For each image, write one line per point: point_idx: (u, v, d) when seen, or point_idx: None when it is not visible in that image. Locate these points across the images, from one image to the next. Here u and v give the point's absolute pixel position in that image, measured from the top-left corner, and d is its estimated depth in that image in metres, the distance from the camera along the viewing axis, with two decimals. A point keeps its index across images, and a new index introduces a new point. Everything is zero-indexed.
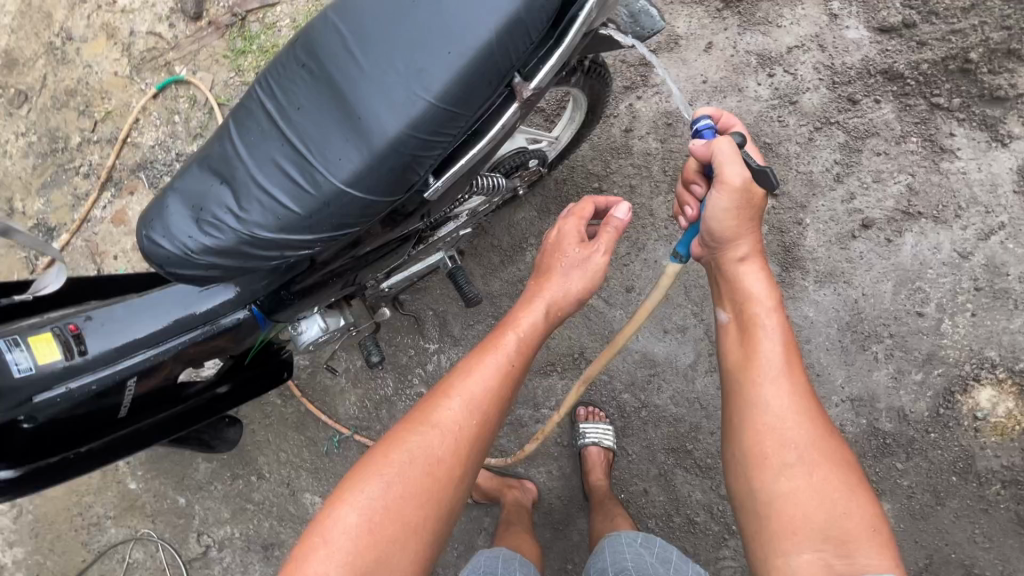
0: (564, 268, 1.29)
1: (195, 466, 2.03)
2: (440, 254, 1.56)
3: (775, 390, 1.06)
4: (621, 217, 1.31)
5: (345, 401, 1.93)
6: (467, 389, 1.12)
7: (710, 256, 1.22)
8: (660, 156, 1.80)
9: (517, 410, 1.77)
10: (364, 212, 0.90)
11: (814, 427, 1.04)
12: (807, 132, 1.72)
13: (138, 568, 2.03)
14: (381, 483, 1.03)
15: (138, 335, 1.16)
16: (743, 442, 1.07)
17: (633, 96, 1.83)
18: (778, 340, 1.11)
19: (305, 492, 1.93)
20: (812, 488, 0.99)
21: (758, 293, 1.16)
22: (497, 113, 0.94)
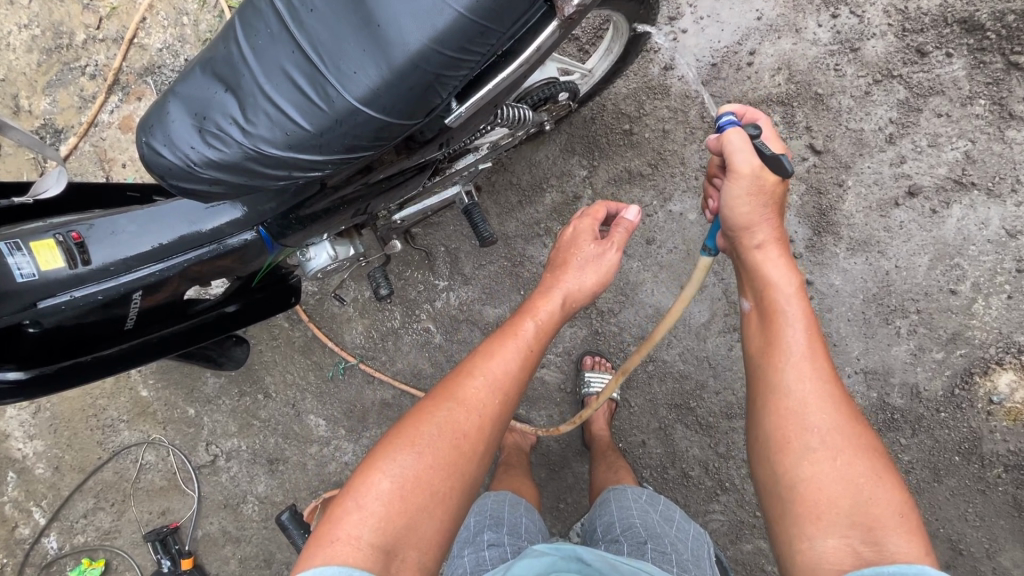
0: (579, 263, 1.36)
1: (204, 380, 2.08)
2: (457, 188, 1.48)
3: (797, 375, 1.04)
4: (633, 214, 1.38)
5: (352, 329, 1.93)
6: (489, 370, 1.17)
7: (729, 241, 1.19)
8: (700, 100, 1.66)
9: None
10: (375, 136, 0.83)
11: (840, 412, 1.01)
12: (864, 84, 1.58)
13: (150, 469, 2.13)
14: (413, 453, 1.07)
15: (142, 249, 1.12)
16: (767, 427, 1.04)
17: (677, 29, 1.66)
18: (801, 329, 1.07)
19: (309, 414, 1.97)
20: (836, 474, 0.96)
21: (778, 281, 1.11)
22: (533, 31, 0.84)
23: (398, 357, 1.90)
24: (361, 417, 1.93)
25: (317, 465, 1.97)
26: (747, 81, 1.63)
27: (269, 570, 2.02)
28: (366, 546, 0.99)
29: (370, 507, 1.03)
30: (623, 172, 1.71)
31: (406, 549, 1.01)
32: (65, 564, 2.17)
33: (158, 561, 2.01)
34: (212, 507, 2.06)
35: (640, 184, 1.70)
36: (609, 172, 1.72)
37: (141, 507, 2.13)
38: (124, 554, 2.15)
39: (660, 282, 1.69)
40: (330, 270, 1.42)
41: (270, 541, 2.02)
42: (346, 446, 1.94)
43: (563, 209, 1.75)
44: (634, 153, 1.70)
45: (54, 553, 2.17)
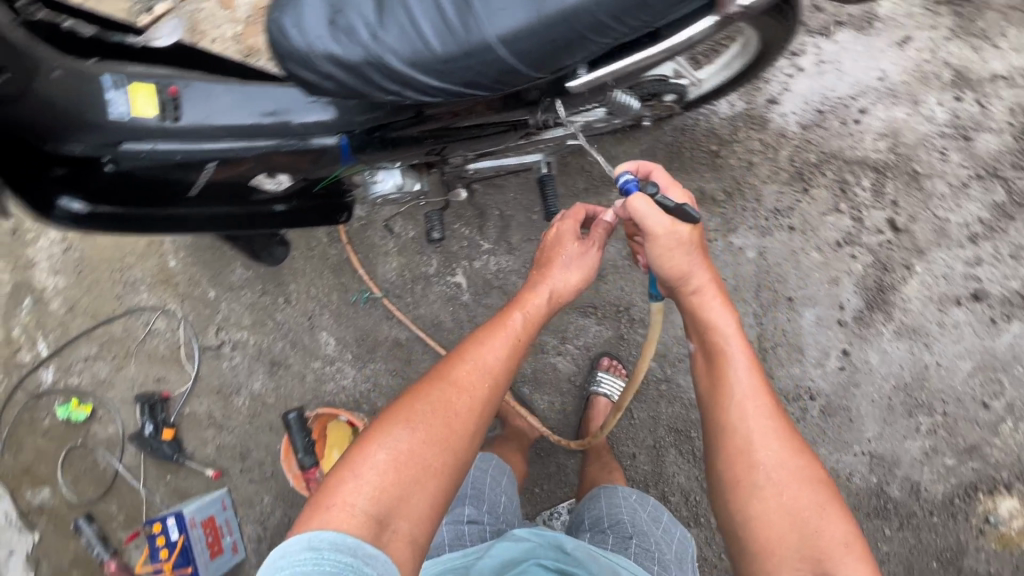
0: (565, 260, 1.34)
1: (231, 268, 2.11)
2: (536, 155, 1.48)
3: (740, 414, 1.05)
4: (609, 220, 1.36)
5: (386, 263, 1.93)
6: (483, 357, 1.18)
7: (668, 286, 1.19)
8: (795, 143, 1.63)
9: (543, 335, 1.78)
10: (497, 79, 0.83)
11: (785, 443, 1.03)
12: (964, 176, 1.53)
13: (156, 335, 2.19)
14: (407, 428, 1.08)
15: (230, 123, 1.13)
16: (718, 467, 1.05)
17: (795, 66, 1.62)
18: (741, 366, 1.09)
19: (322, 331, 1.99)
20: (781, 506, 0.98)
21: (719, 323, 1.13)
22: (686, 20, 0.81)
23: (422, 303, 1.90)
24: (369, 349, 1.94)
25: (314, 381, 1.99)
26: (848, 138, 1.59)
27: (241, 464, 2.07)
28: (361, 513, 0.99)
29: (366, 479, 1.03)
30: (696, 190, 1.69)
31: (397, 519, 1.01)
32: (55, 399, 2.26)
33: (142, 423, 2.09)
34: (204, 389, 2.11)
35: (708, 207, 1.67)
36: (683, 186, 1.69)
37: (139, 368, 2.20)
38: (111, 407, 2.22)
39: None
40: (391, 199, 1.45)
41: (250, 438, 2.07)
42: (348, 371, 1.96)
43: None
44: (713, 175, 1.67)
45: (47, 386, 2.26)
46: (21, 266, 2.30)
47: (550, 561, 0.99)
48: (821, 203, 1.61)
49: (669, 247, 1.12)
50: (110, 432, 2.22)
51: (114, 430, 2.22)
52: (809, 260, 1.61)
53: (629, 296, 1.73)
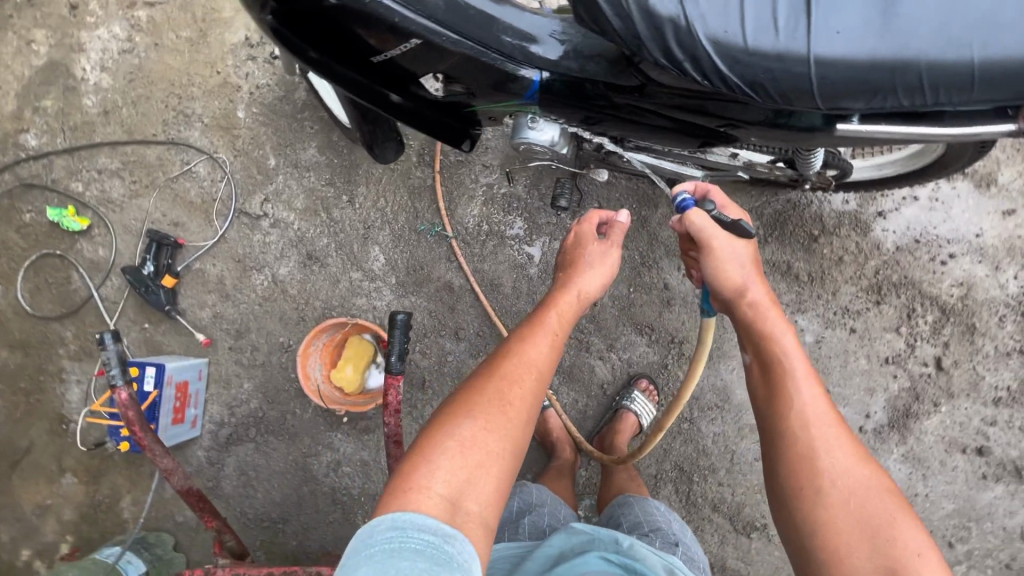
0: (587, 263, 1.36)
1: (302, 145, 1.98)
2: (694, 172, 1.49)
3: (800, 423, 1.08)
4: (621, 221, 1.40)
5: (467, 207, 1.89)
6: (532, 354, 1.15)
7: (727, 300, 1.24)
8: (885, 258, 1.74)
9: (593, 336, 1.80)
10: (784, 92, 0.84)
11: (847, 452, 1.05)
12: (1010, 347, 1.68)
13: (191, 179, 2.02)
14: (469, 417, 1.02)
15: (461, 16, 1.12)
16: (781, 478, 1.07)
17: (911, 192, 1.74)
18: (802, 375, 1.13)
19: (374, 245, 1.91)
20: (849, 515, 0.99)
21: (781, 331, 1.18)
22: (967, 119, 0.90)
23: (488, 259, 1.86)
24: (417, 281, 1.87)
25: (346, 290, 1.90)
26: (931, 273, 1.72)
27: (232, 342, 1.94)
28: (436, 496, 0.92)
29: (438, 466, 0.96)
30: (784, 263, 1.76)
31: (468, 505, 0.94)
32: (49, 198, 2.03)
33: (144, 260, 1.94)
34: (223, 253, 1.97)
35: (789, 283, 1.76)
36: (774, 254, 1.77)
37: (158, 204, 2.02)
38: (108, 230, 2.02)
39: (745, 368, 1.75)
40: (535, 151, 1.44)
41: (252, 320, 1.94)
42: (386, 294, 1.88)
43: None
44: (804, 256, 1.76)
45: (46, 181, 2.04)
46: (68, 47, 2.07)
47: (612, 554, 1.01)
48: (886, 320, 1.72)
49: (731, 256, 1.21)
50: (96, 256, 2.01)
51: (101, 255, 2.01)
52: (855, 364, 1.72)
53: (687, 332, 1.78)
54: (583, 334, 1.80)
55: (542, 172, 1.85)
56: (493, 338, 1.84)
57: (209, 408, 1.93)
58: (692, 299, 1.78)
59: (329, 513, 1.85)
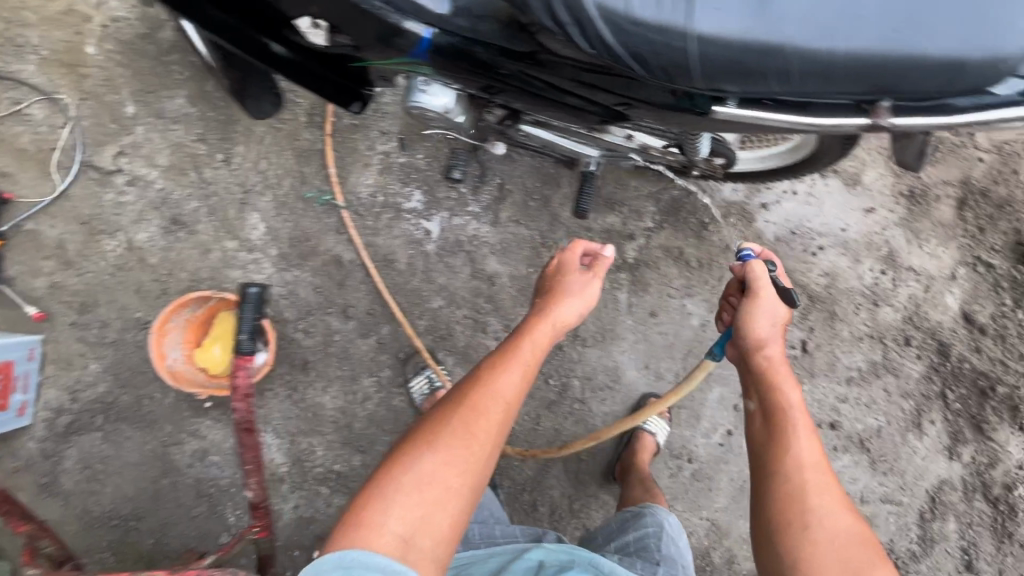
0: (569, 295, 1.30)
1: (168, 93, 1.73)
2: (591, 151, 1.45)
3: (798, 467, 1.13)
4: (608, 256, 1.37)
5: (360, 176, 1.74)
6: (502, 387, 1.10)
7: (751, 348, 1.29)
8: (765, 247, 1.84)
9: (491, 317, 1.75)
10: (663, 67, 0.82)
11: (839, 501, 1.11)
12: (863, 332, 1.87)
13: (24, 122, 1.69)
14: (429, 450, 1.01)
15: None
16: (772, 511, 1.12)
17: (790, 186, 1.86)
18: (800, 426, 1.17)
19: (253, 212, 1.71)
20: (832, 555, 1.05)
21: (787, 381, 1.23)
22: (835, 110, 0.88)
23: (382, 232, 1.74)
24: (301, 254, 1.71)
25: (218, 261, 1.69)
26: (805, 262, 1.85)
27: (75, 317, 1.66)
28: (388, 534, 0.94)
29: (393, 502, 0.97)
30: (676, 249, 1.82)
31: (419, 540, 0.96)
32: None
33: None
34: (62, 212, 1.68)
35: (680, 268, 1.81)
36: (667, 240, 1.81)
37: None
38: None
39: (636, 350, 1.79)
40: (429, 116, 1.34)
41: (101, 291, 1.67)
42: (265, 267, 1.70)
43: (614, 233, 1.80)
44: (695, 243, 1.82)
45: None
46: None
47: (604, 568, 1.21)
48: None
49: (770, 311, 1.27)
50: None
51: None
52: None
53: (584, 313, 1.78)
54: (479, 315, 1.75)
55: (443, 144, 1.76)
56: (384, 317, 1.73)
57: (44, 393, 1.65)
58: None
59: (193, 507, 1.66)
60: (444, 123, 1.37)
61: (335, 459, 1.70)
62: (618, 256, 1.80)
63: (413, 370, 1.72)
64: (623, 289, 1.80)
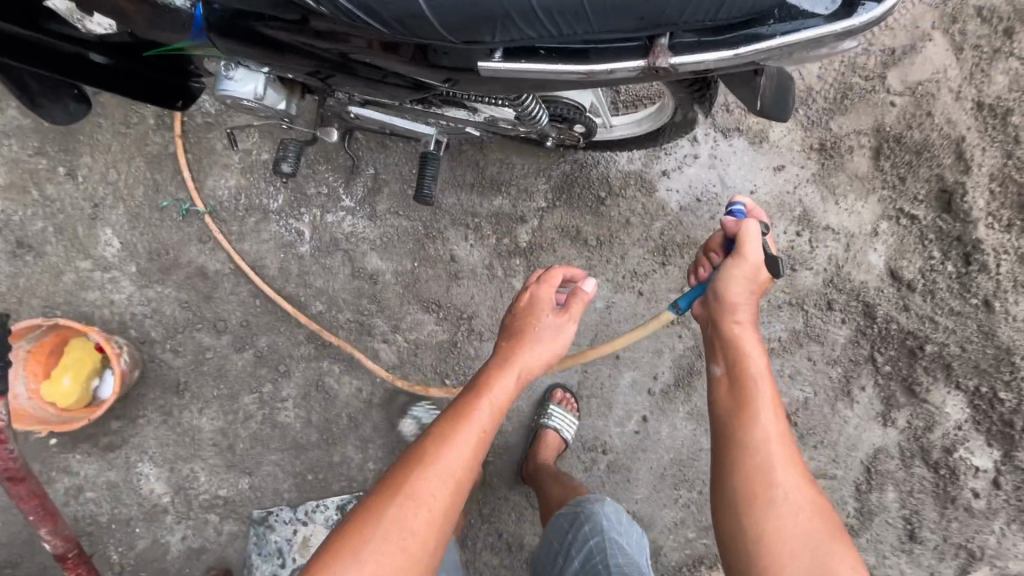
0: (540, 334, 1.20)
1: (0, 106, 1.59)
2: (430, 129, 1.35)
3: (764, 439, 1.06)
4: (589, 290, 1.26)
5: (220, 178, 1.61)
6: (446, 462, 0.99)
7: (725, 319, 1.18)
8: (670, 218, 1.70)
9: (376, 318, 1.63)
10: (399, 18, 0.74)
11: (799, 470, 1.05)
12: (782, 300, 1.76)
13: None
14: (359, 557, 0.90)
15: None
16: (734, 481, 1.05)
17: (692, 150, 1.72)
18: (768, 409, 1.09)
19: (106, 227, 1.58)
20: (799, 529, 1.00)
21: (755, 361, 1.13)
22: (614, 54, 0.77)
23: (249, 237, 1.61)
24: (162, 268, 1.59)
25: (73, 283, 1.57)
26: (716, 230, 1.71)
27: None
28: None
29: None
30: (572, 228, 1.68)
31: None
32: None
33: None
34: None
35: (579, 247, 1.68)
36: (562, 219, 1.68)
37: None
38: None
39: None
40: (249, 106, 1.20)
41: None
42: (124, 285, 1.58)
43: (503, 217, 1.67)
44: (592, 220, 1.69)
45: None
46: None
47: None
48: (671, 280, 1.70)
49: (747, 283, 1.17)
50: None
51: None
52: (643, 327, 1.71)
53: (477, 305, 1.65)
54: (364, 317, 1.63)
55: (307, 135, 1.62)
56: (260, 328, 1.61)
57: None
58: (481, 270, 1.65)
59: None
60: (270, 113, 1.24)
61: (220, 483, 1.59)
62: (509, 240, 1.67)
63: (297, 381, 1.61)
64: (519, 276, 1.66)
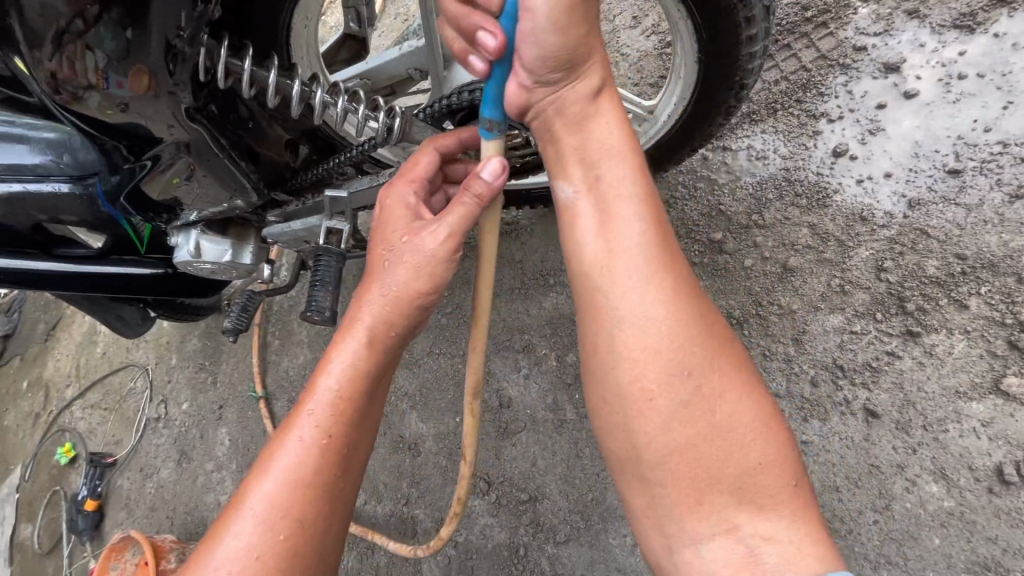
0: (394, 263, 0.61)
1: (176, 329, 1.87)
2: (318, 216, 0.84)
3: (630, 292, 0.51)
4: (485, 180, 0.59)
5: (292, 358, 1.52)
6: (283, 462, 0.54)
7: (555, 94, 0.57)
8: (897, 231, 0.80)
9: (413, 507, 1.10)
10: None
11: (704, 337, 0.50)
12: None
13: (90, 393, 1.95)
14: None
15: (3, 159, 0.94)
16: (600, 366, 0.52)
17: (893, 88, 0.86)
18: (639, 254, 0.52)
19: (223, 427, 1.64)
20: (702, 436, 0.48)
21: (615, 157, 0.56)
22: None
23: None
24: None
25: (201, 486, 1.62)
26: (958, 207, 0.78)
27: None
28: None
29: None
30: None
31: None
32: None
33: (62, 485, 1.89)
34: (112, 467, 1.78)
35: None
36: None
37: (67, 419, 1.96)
38: (25, 455, 2.02)
39: None
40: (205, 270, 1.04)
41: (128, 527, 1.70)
42: None
43: (562, 323, 1.06)
44: (718, 283, 0.87)
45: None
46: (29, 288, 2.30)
47: None
48: (963, 372, 0.74)
49: (574, 14, 0.53)
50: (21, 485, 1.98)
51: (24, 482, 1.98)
52: (905, 494, 0.72)
53: (543, 477, 0.98)
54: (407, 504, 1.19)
55: None
56: None
57: None
58: (544, 416, 1.01)
59: None
60: (230, 271, 1.04)
61: None
62: (579, 358, 1.02)
63: None
64: None
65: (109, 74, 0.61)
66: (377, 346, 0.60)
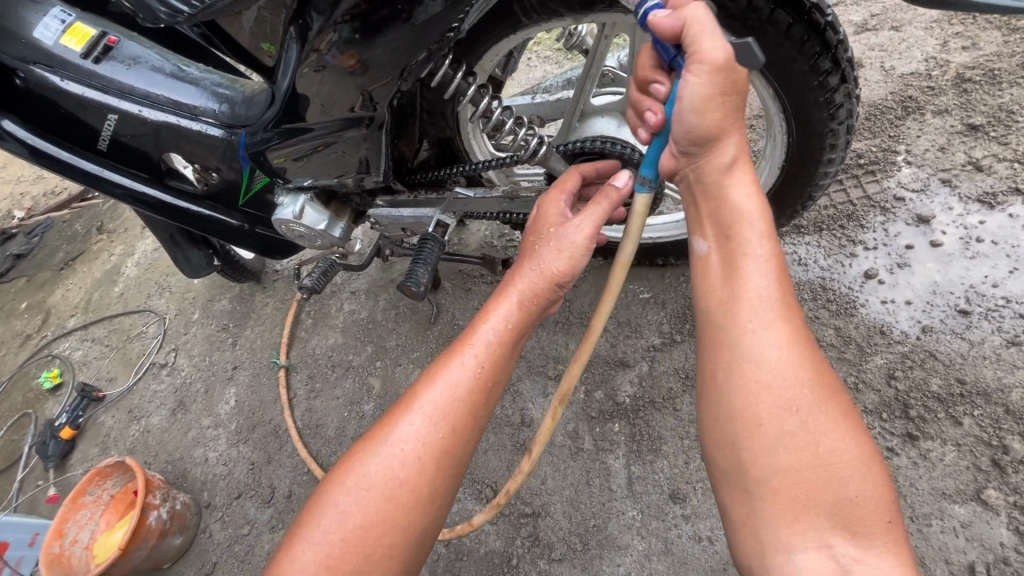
0: (544, 245, 0.77)
1: (209, 287, 1.94)
2: (428, 209, 0.98)
3: (754, 333, 0.62)
4: (619, 188, 0.77)
5: (320, 337, 1.60)
6: (442, 391, 0.68)
7: (695, 163, 0.71)
8: (909, 348, 0.94)
9: None
10: None
11: (816, 379, 0.60)
12: None
13: (102, 325, 1.98)
14: (342, 514, 0.62)
15: (173, 96, 1.08)
16: (718, 389, 0.62)
17: (922, 235, 1.03)
18: (764, 304, 0.63)
19: (230, 388, 1.68)
20: (809, 462, 0.57)
21: (748, 221, 0.67)
22: None
23: (325, 393, 1.49)
24: (251, 427, 1.56)
25: (188, 441, 1.62)
26: (963, 341, 0.92)
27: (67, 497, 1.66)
28: None
29: None
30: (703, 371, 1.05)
31: None
32: None
33: (40, 407, 1.87)
34: (100, 402, 1.77)
35: None
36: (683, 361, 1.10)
37: (70, 344, 1.98)
38: (4, 372, 2.00)
39: None
40: (293, 233, 1.13)
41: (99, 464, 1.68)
42: (220, 444, 1.56)
43: (595, 362, 1.16)
44: None
45: None
46: (72, 215, 2.39)
47: None
48: (950, 478, 0.84)
49: (714, 99, 0.65)
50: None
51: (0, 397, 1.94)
52: None
53: (550, 496, 1.04)
54: None
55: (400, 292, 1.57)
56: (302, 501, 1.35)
57: None
58: (561, 440, 1.09)
59: None
60: (316, 239, 1.14)
61: None
62: (604, 395, 1.12)
63: None
64: (617, 451, 1.05)
65: (332, 47, 0.77)
66: (523, 311, 0.75)
